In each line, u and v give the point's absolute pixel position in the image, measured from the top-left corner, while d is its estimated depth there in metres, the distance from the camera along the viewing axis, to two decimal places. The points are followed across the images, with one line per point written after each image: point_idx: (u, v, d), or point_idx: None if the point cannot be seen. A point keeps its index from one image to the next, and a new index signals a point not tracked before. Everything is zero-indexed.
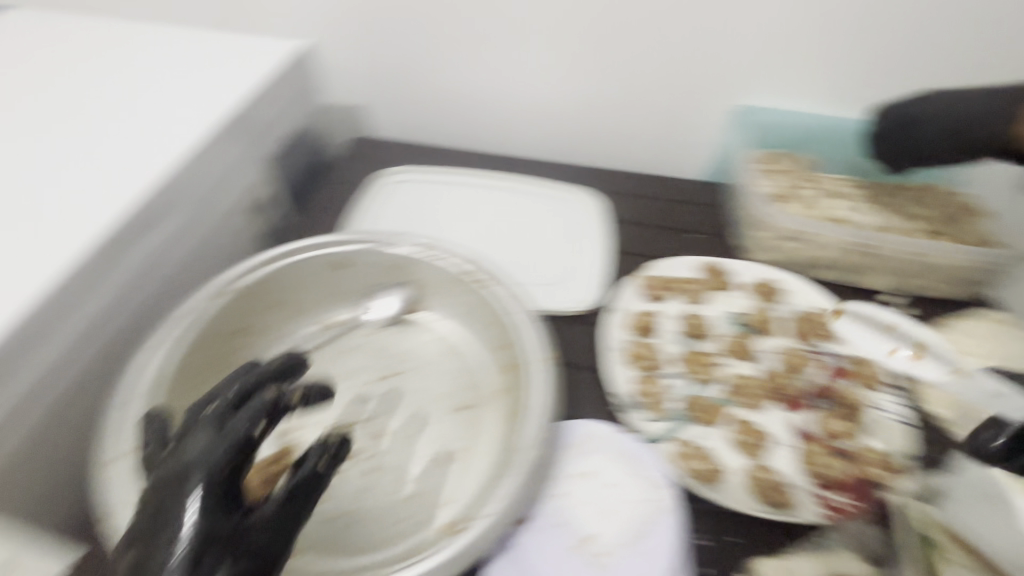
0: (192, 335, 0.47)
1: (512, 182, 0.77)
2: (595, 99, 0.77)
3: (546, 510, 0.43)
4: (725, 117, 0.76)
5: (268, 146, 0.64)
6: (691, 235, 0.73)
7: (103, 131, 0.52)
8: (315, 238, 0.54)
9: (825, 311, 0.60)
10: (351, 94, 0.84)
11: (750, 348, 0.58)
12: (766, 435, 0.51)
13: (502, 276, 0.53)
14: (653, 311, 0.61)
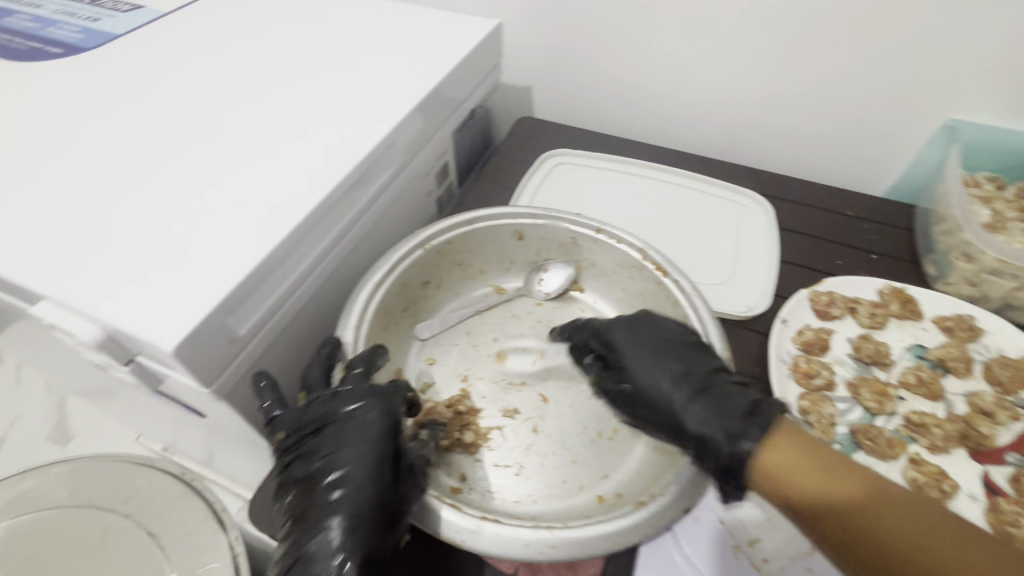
0: (394, 284, 0.52)
1: (677, 176, 0.76)
2: (780, 101, 0.73)
3: (710, 505, 0.45)
4: (931, 131, 0.69)
5: (453, 120, 0.69)
6: (871, 255, 0.67)
7: (331, 90, 0.59)
8: (500, 208, 0.57)
9: None
10: (522, 74, 0.87)
11: (940, 387, 0.53)
12: (953, 483, 0.47)
13: (678, 266, 0.52)
14: (828, 330, 0.58)
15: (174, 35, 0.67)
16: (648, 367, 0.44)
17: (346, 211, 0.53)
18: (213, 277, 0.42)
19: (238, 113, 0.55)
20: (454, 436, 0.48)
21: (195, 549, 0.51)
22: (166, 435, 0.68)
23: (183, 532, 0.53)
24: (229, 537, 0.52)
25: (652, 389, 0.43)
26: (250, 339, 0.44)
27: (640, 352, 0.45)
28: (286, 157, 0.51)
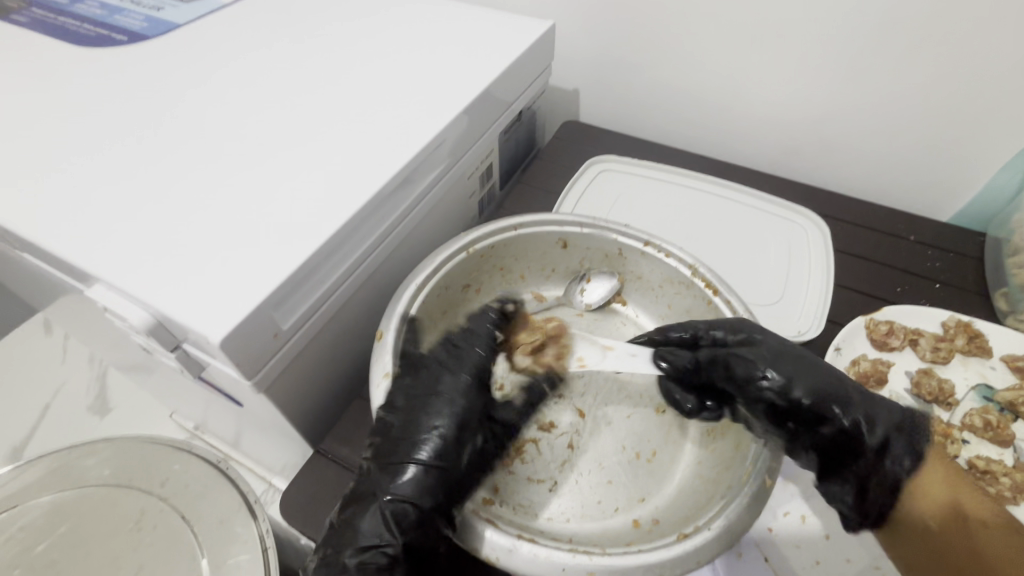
0: (436, 287, 0.52)
1: (727, 190, 0.73)
2: (843, 117, 0.70)
3: (752, 540, 0.42)
4: (1009, 156, 0.64)
5: (500, 122, 0.68)
6: (934, 284, 0.63)
7: (383, 87, 0.59)
8: (547, 214, 0.56)
9: None
10: (571, 78, 0.86)
11: (1011, 433, 0.49)
12: None
13: (731, 286, 0.50)
14: (886, 362, 0.55)
15: (233, 26, 0.68)
16: (781, 361, 0.40)
17: (393, 210, 0.52)
18: (262, 270, 0.42)
19: (292, 106, 0.56)
20: None
21: (227, 536, 0.52)
22: (202, 417, 0.70)
23: (216, 517, 0.53)
24: (259, 527, 0.53)
25: (797, 388, 0.39)
26: (293, 333, 0.45)
27: (777, 355, 0.41)
28: (337, 153, 0.51)
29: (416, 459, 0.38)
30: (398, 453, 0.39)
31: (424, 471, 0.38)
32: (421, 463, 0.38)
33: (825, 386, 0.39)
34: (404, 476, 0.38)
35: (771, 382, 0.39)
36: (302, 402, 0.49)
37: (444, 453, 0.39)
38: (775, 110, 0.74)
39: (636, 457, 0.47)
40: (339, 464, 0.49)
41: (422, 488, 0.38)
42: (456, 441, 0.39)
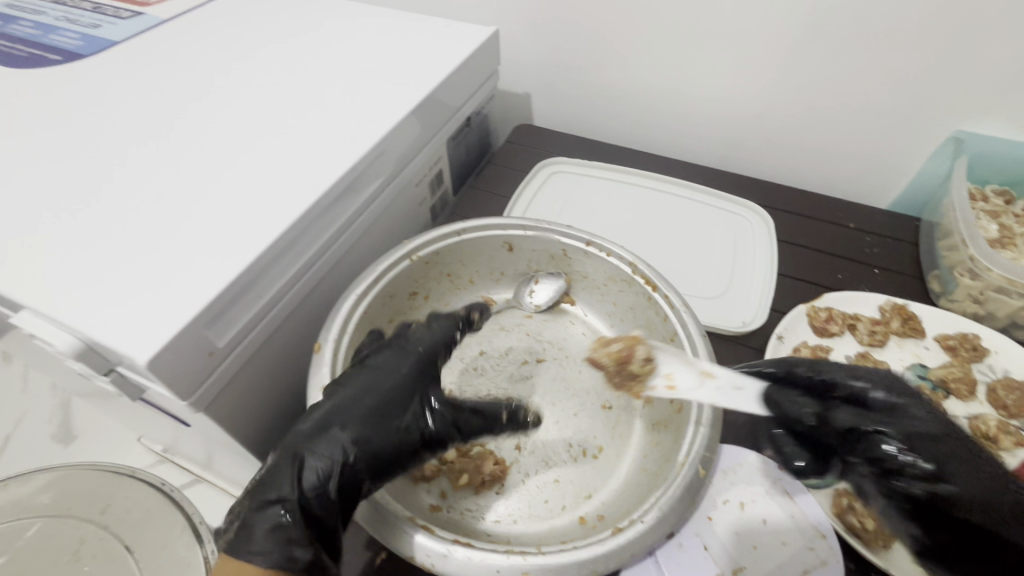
0: (380, 295, 0.51)
1: (675, 187, 0.75)
2: (782, 110, 0.72)
3: (692, 529, 0.43)
4: (938, 143, 0.67)
5: (447, 128, 0.68)
6: (873, 270, 0.65)
7: (323, 97, 0.58)
8: (490, 218, 0.56)
9: None
10: (522, 82, 0.87)
11: (941, 410, 0.51)
12: None
13: (668, 280, 0.51)
14: (825, 348, 0.57)
15: (173, 42, 0.67)
16: (908, 415, 0.36)
17: (334, 220, 0.52)
18: (194, 288, 0.41)
19: (231, 120, 0.55)
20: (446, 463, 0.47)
21: (172, 563, 0.52)
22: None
23: (159, 544, 0.54)
24: (203, 551, 0.53)
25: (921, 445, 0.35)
26: (230, 350, 0.44)
27: (920, 415, 0.36)
28: (274, 166, 0.51)
29: (275, 501, 0.36)
30: (271, 489, 0.36)
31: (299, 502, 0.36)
32: (280, 504, 0.35)
33: (955, 470, 0.34)
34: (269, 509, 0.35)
35: (893, 439, 0.35)
36: (246, 420, 0.49)
37: (314, 494, 0.36)
38: (718, 107, 0.75)
39: (583, 455, 0.48)
40: None
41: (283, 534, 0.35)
42: (337, 469, 0.37)
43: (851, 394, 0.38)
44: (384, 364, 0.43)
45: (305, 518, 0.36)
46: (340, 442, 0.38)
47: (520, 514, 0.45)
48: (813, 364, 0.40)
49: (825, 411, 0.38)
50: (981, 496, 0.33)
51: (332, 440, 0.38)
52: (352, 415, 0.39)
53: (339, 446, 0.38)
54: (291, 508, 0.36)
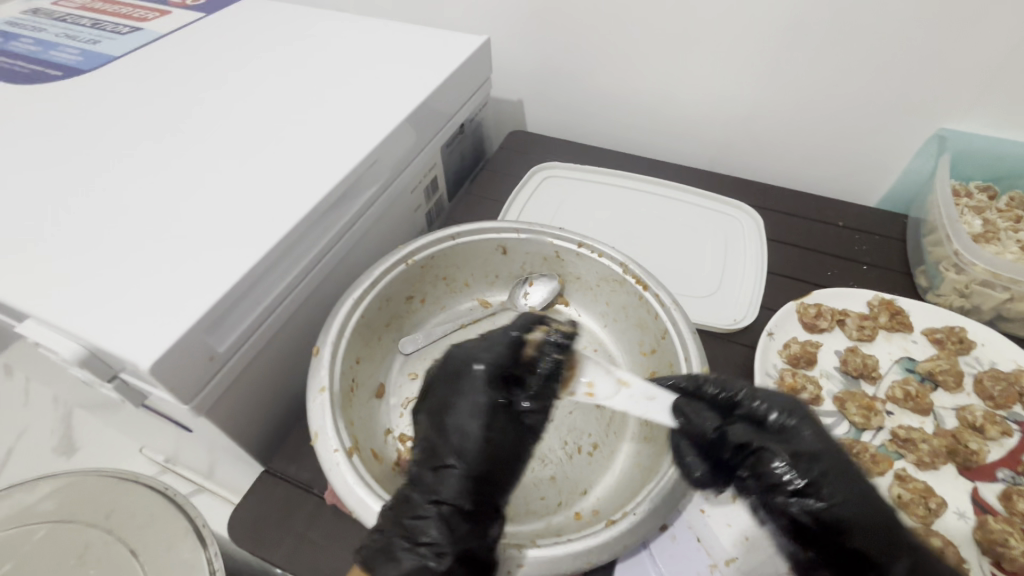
0: (377, 299, 0.53)
1: (666, 188, 0.76)
2: (769, 112, 0.73)
3: (685, 522, 0.43)
4: (922, 142, 0.68)
5: (441, 136, 0.70)
6: (861, 266, 0.67)
7: (318, 107, 0.60)
8: (484, 222, 0.57)
9: None
10: (514, 89, 0.89)
11: (929, 402, 0.52)
12: (940, 499, 0.46)
13: (659, 279, 0.52)
14: (815, 343, 0.58)
15: (172, 56, 0.69)
16: (798, 431, 0.39)
17: (330, 227, 0.53)
18: (194, 295, 0.43)
19: (229, 131, 0.57)
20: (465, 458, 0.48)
21: (176, 564, 0.52)
22: (167, 447, 0.70)
23: (163, 545, 0.53)
24: (208, 554, 0.53)
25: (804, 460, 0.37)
26: (230, 355, 0.45)
27: (807, 432, 0.39)
28: (271, 175, 0.52)
29: (427, 542, 0.36)
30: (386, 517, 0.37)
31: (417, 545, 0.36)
32: (428, 546, 0.36)
33: (832, 484, 0.36)
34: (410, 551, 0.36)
35: (777, 456, 0.37)
36: (247, 424, 0.50)
37: (455, 521, 0.37)
38: (706, 110, 0.77)
39: (579, 452, 0.49)
40: (289, 482, 0.50)
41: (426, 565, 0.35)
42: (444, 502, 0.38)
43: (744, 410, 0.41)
44: (450, 386, 0.44)
45: (467, 556, 0.36)
46: (460, 481, 0.39)
47: (518, 511, 0.45)
48: (714, 382, 0.42)
49: (724, 426, 0.40)
50: (884, 521, 0.35)
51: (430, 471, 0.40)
52: (440, 439, 0.41)
53: (454, 478, 0.39)
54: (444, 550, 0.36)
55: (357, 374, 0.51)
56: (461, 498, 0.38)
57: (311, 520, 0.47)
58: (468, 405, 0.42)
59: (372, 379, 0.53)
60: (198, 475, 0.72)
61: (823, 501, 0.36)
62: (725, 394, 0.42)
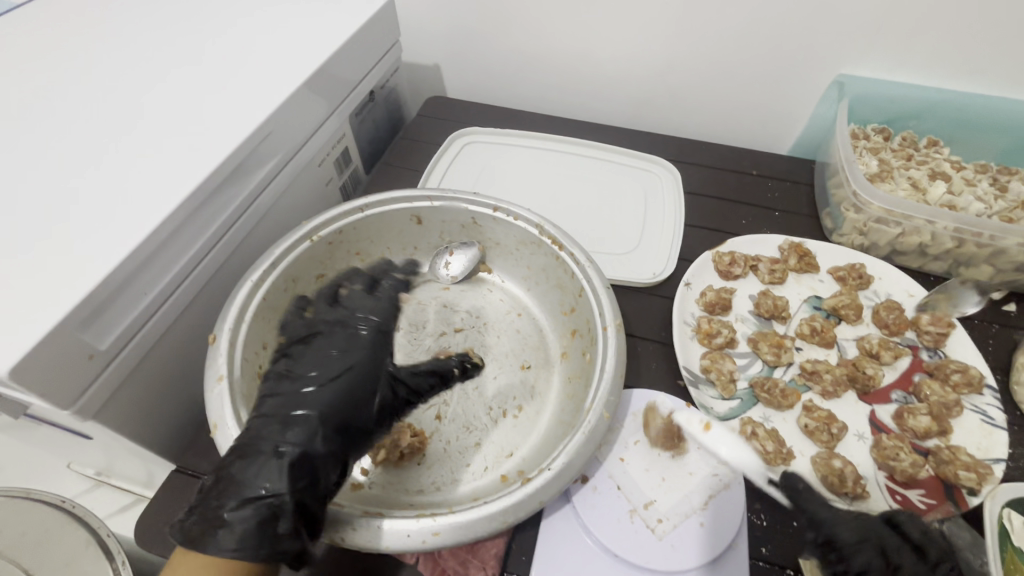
0: (282, 281, 0.50)
1: (587, 149, 0.75)
2: (683, 64, 0.73)
3: (606, 472, 0.45)
4: (824, 88, 0.70)
5: (348, 104, 0.65)
6: (774, 213, 0.69)
7: (200, 77, 0.54)
8: (394, 192, 0.55)
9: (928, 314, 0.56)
10: (430, 53, 0.85)
11: (833, 335, 0.55)
12: (842, 424, 0.49)
13: (573, 239, 0.52)
14: (730, 289, 0.59)
15: (26, 24, 0.60)
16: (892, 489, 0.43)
17: (223, 207, 0.49)
18: (59, 288, 0.38)
19: (97, 108, 0.51)
20: (408, 439, 0.46)
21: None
22: (90, 460, 0.65)
23: (63, 562, 0.50)
24: (114, 565, 0.50)
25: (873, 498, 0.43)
26: (114, 353, 0.41)
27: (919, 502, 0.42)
28: (150, 153, 0.47)
29: (254, 497, 0.34)
30: (219, 489, 0.35)
31: (246, 511, 0.33)
32: (265, 497, 0.34)
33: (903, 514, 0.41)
34: (242, 502, 0.34)
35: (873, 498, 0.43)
36: (146, 423, 0.47)
37: (274, 485, 0.34)
38: (623, 66, 0.76)
39: (503, 416, 0.49)
40: (202, 479, 0.47)
41: (263, 520, 0.34)
42: (268, 472, 0.35)
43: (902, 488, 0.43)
44: (312, 363, 0.42)
45: (299, 504, 0.35)
46: (309, 423, 0.38)
47: (443, 482, 0.45)
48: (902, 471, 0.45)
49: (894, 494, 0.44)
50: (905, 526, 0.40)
51: (277, 433, 0.37)
52: (288, 401, 0.39)
53: (298, 432, 0.37)
54: (280, 505, 0.34)
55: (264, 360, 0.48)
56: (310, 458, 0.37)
57: None
58: (323, 374, 0.41)
59: None
60: (136, 486, 0.68)
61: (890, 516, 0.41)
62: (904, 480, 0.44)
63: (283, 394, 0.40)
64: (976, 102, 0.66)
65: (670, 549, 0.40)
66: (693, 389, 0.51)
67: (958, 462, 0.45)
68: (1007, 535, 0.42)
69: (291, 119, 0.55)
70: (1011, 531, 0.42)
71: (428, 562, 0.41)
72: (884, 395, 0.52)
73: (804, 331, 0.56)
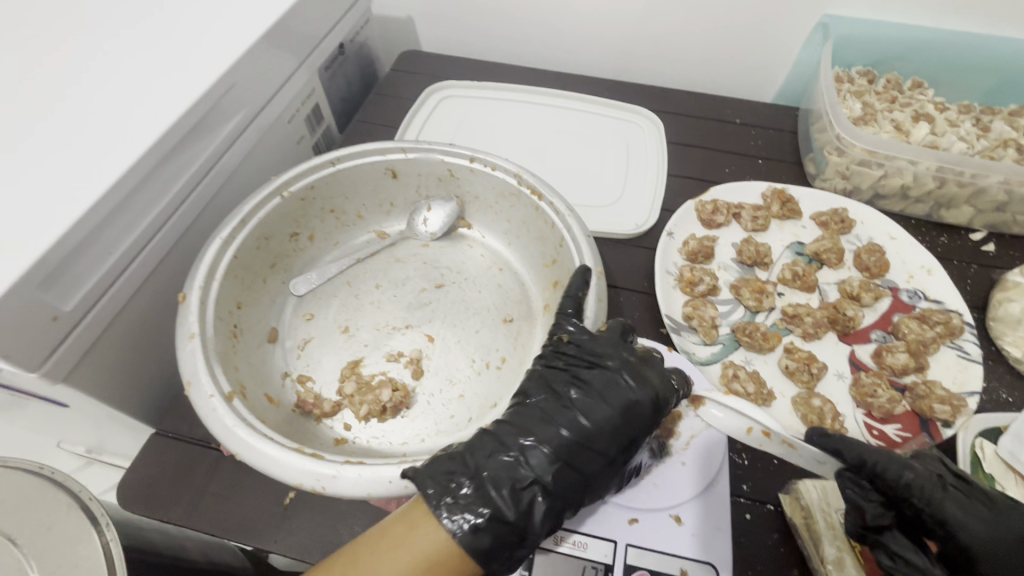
0: (253, 239, 0.49)
1: (566, 101, 0.73)
2: (663, 9, 0.70)
3: None
4: (808, 31, 0.68)
5: (315, 58, 0.62)
6: (757, 161, 0.68)
7: (148, 23, 0.50)
8: (366, 144, 0.53)
9: (944, 314, 0.51)
10: (401, 4, 0.80)
11: (814, 279, 0.55)
12: (821, 364, 0.49)
13: (552, 187, 0.50)
14: (712, 237, 0.59)
15: None
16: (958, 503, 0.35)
17: (186, 163, 0.47)
18: (10, 247, 0.36)
19: (41, 56, 0.47)
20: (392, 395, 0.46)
21: (63, 541, 0.49)
22: (77, 435, 0.64)
23: (46, 526, 0.49)
24: (98, 529, 0.49)
25: (956, 521, 0.35)
26: (78, 316, 0.40)
27: (967, 506, 0.35)
28: (97, 104, 0.44)
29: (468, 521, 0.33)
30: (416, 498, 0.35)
31: (468, 538, 0.33)
32: (483, 522, 0.33)
33: (948, 512, 0.35)
34: (455, 511, 0.34)
35: (935, 498, 0.36)
36: (118, 387, 0.46)
37: (488, 523, 0.34)
38: (603, 13, 0.73)
39: (486, 367, 0.49)
40: (183, 441, 0.47)
41: (485, 551, 0.33)
42: (493, 511, 0.34)
43: (937, 488, 0.36)
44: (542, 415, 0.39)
45: (508, 533, 0.34)
46: (549, 462, 0.36)
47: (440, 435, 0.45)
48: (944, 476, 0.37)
49: (942, 494, 0.36)
50: (947, 513, 0.35)
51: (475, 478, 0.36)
52: (512, 441, 0.37)
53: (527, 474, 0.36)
54: (502, 538, 0.34)
55: (239, 319, 0.48)
56: (536, 492, 0.36)
57: (211, 475, 0.45)
58: (569, 409, 0.38)
59: (262, 324, 0.50)
60: (126, 461, 0.68)
61: (953, 525, 0.35)
62: (931, 477, 0.36)
63: (529, 418, 0.38)
64: (962, 41, 0.65)
65: (652, 488, 0.41)
66: (675, 335, 0.51)
67: (933, 396, 0.46)
68: (979, 462, 0.43)
69: (254, 72, 0.52)
70: (983, 458, 0.43)
71: None
72: (863, 334, 0.52)
73: (787, 276, 0.56)
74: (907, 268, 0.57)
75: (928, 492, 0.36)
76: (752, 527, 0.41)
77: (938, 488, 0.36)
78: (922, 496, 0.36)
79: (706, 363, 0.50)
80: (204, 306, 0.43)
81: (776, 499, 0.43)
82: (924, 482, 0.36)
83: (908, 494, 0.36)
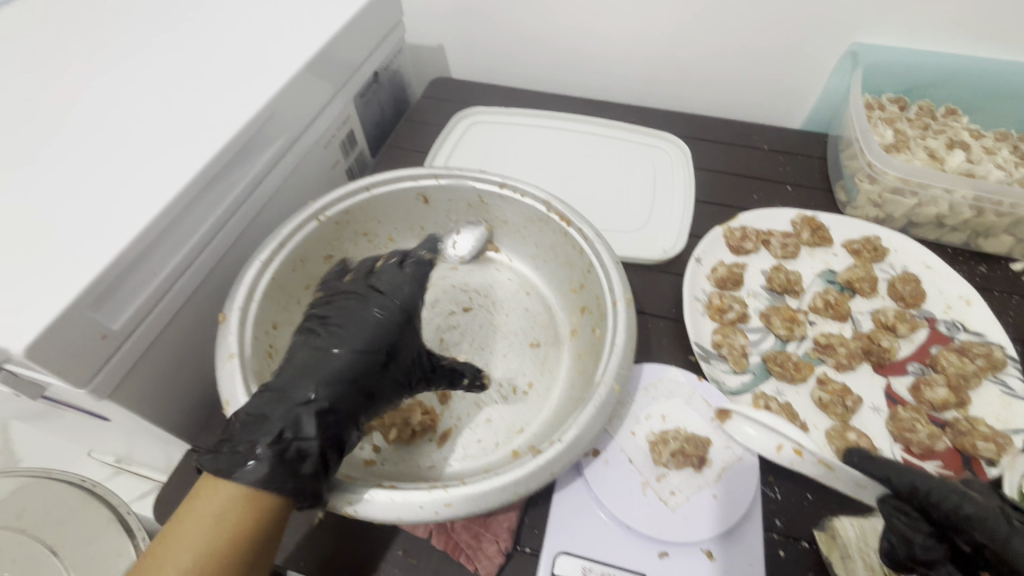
0: (290, 261, 0.50)
1: (593, 127, 0.74)
2: (691, 38, 0.71)
3: (617, 446, 0.45)
4: (837, 59, 0.69)
5: (352, 86, 0.65)
6: (785, 187, 0.68)
7: (198, 53, 0.53)
8: (399, 171, 0.55)
9: (985, 346, 0.50)
10: (434, 34, 0.83)
11: (847, 308, 0.55)
12: (856, 397, 0.48)
13: (581, 214, 0.51)
14: (741, 264, 0.58)
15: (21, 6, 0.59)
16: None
17: (229, 188, 0.49)
18: (68, 268, 0.38)
19: (97, 86, 0.49)
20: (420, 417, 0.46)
21: (101, 553, 0.50)
22: (111, 446, 0.66)
23: (85, 539, 0.51)
24: (132, 541, 0.51)
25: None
26: (126, 334, 0.42)
27: None
28: (149, 132, 0.47)
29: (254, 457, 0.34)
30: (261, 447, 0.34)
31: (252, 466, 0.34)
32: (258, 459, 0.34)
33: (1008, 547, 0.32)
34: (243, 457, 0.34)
35: (989, 534, 0.33)
36: (158, 404, 0.47)
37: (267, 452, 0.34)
38: (630, 40, 0.74)
39: (513, 392, 0.50)
40: None
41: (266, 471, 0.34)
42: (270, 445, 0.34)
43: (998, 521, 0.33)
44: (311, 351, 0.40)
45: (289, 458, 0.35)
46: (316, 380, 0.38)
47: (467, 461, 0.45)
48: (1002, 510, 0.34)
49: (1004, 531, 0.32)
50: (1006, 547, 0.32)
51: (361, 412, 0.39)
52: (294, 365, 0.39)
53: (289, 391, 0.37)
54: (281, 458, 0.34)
55: (274, 340, 0.49)
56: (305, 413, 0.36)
57: None
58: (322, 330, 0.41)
59: None
60: (155, 472, 0.69)
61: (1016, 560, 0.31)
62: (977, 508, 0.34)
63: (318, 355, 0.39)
64: (997, 68, 0.64)
65: (683, 520, 0.40)
66: (705, 363, 0.51)
67: (976, 433, 0.45)
68: None
69: (295, 101, 0.55)
70: None
71: (441, 536, 0.41)
72: (900, 365, 0.51)
73: (818, 305, 0.55)
74: (945, 298, 0.55)
75: (985, 521, 0.33)
76: (785, 564, 0.40)
77: (997, 521, 0.33)
78: (977, 530, 0.33)
79: (736, 392, 0.50)
80: (243, 326, 0.44)
81: (811, 536, 0.41)
82: (973, 509, 0.34)
83: (969, 528, 0.34)
